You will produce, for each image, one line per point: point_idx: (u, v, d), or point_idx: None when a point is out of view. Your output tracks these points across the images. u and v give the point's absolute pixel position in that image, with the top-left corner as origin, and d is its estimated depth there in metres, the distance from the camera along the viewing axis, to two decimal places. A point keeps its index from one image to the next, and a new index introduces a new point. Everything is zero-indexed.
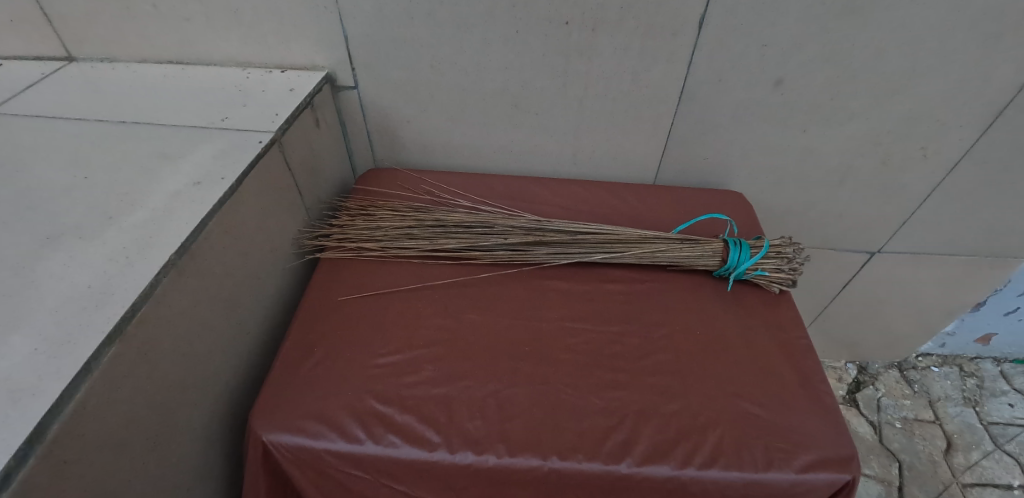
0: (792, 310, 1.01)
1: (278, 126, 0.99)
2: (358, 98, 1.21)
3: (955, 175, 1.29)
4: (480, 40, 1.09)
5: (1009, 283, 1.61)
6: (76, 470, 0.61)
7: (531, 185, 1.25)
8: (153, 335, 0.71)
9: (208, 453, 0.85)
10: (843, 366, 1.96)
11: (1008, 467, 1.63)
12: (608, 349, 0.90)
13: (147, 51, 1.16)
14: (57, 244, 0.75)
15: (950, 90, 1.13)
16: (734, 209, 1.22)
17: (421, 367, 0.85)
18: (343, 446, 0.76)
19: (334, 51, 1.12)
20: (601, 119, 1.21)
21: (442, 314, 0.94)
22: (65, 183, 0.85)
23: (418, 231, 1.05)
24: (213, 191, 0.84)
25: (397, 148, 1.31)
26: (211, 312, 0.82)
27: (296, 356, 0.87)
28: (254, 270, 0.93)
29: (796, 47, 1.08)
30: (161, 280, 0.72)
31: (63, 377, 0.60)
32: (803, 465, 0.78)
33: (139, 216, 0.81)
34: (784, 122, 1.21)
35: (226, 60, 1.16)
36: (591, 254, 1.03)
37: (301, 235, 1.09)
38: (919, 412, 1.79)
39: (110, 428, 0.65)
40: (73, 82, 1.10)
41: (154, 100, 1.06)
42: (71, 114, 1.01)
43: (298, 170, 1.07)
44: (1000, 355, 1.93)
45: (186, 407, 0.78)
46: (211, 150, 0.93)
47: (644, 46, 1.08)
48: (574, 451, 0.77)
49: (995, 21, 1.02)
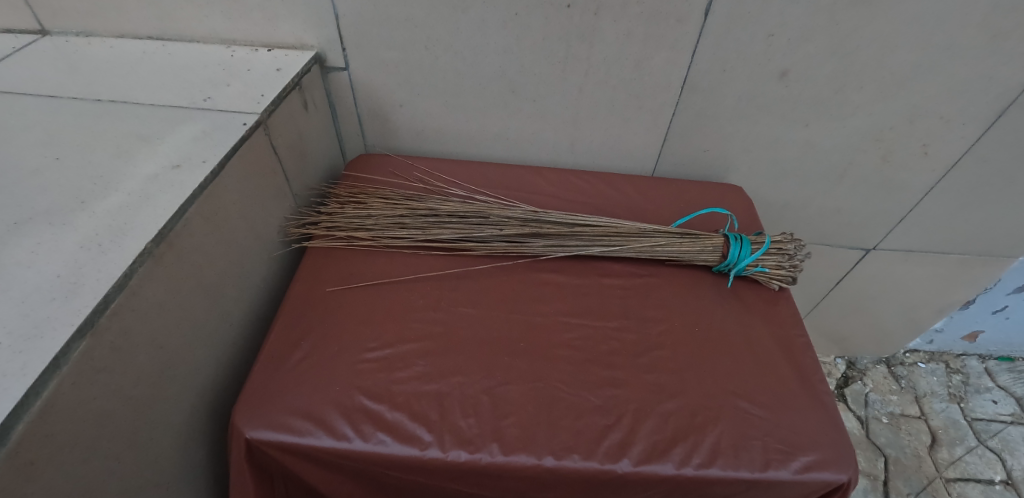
0: (790, 308, 0.99)
1: (264, 107, 0.94)
2: (348, 79, 1.16)
3: (955, 172, 1.28)
4: (479, 21, 1.04)
5: (1001, 281, 1.61)
6: (47, 472, 0.57)
7: (528, 175, 1.21)
8: (128, 328, 0.67)
9: (191, 449, 0.82)
10: (832, 361, 1.98)
11: (990, 462, 1.65)
12: (605, 345, 0.88)
13: (126, 26, 1.09)
14: (24, 229, 0.71)
15: (956, 88, 1.11)
16: (733, 203, 1.20)
17: (412, 362, 0.82)
18: (331, 444, 0.73)
19: (325, 29, 1.07)
20: (600, 108, 1.18)
21: (434, 307, 0.91)
22: (34, 165, 0.80)
23: (410, 220, 1.01)
24: (193, 175, 0.80)
25: (389, 134, 1.26)
26: (191, 303, 0.78)
27: (281, 349, 0.83)
28: (237, 259, 0.89)
29: (804, 37, 1.05)
30: (137, 270, 0.68)
31: (28, 374, 0.56)
32: (802, 466, 0.76)
33: (114, 201, 0.76)
34: (786, 115, 1.19)
35: (210, 36, 1.10)
36: (588, 247, 1.01)
37: (288, 222, 1.05)
38: (906, 408, 1.81)
39: (82, 426, 0.61)
40: (46, 57, 1.04)
41: (133, 78, 1.01)
42: (43, 92, 0.95)
43: (285, 154, 1.02)
44: (986, 353, 1.95)
45: (164, 403, 0.74)
46: (191, 132, 0.88)
47: (648, 33, 1.05)
48: (569, 451, 0.74)
49: (1007, 17, 1.00)
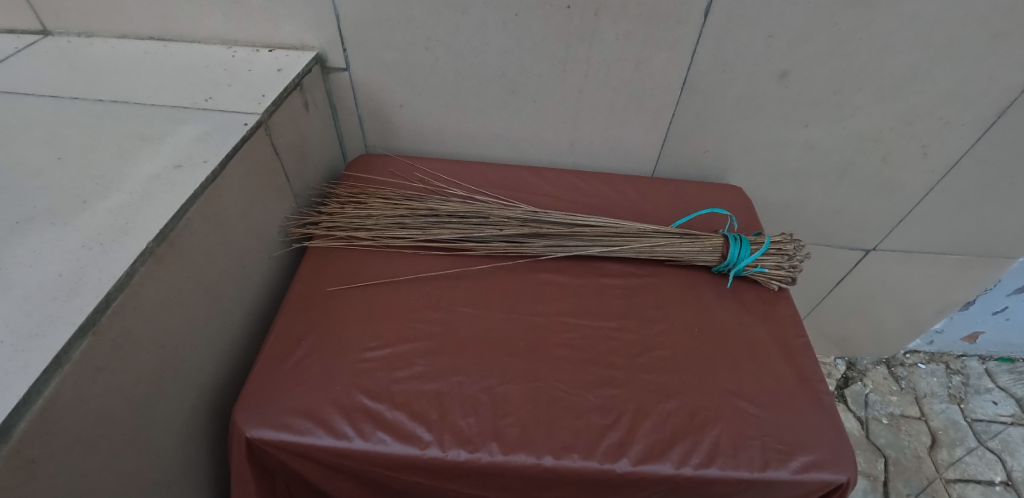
0: (789, 308, 1.00)
1: (265, 108, 0.94)
2: (349, 80, 1.16)
3: (954, 173, 1.28)
4: (479, 22, 1.05)
5: (1001, 282, 1.61)
6: (48, 470, 0.58)
7: (528, 175, 1.21)
8: (130, 327, 0.67)
9: (191, 448, 0.82)
10: (832, 362, 1.98)
11: (990, 463, 1.65)
12: (604, 345, 0.88)
13: (128, 27, 1.10)
14: (26, 229, 0.71)
15: (955, 89, 1.11)
16: (733, 204, 1.20)
17: (412, 362, 0.83)
18: (331, 443, 0.74)
19: (326, 30, 1.07)
20: (600, 108, 1.18)
21: (434, 307, 0.91)
22: (36, 165, 0.80)
23: (410, 220, 1.02)
24: (194, 175, 0.80)
25: (390, 134, 1.27)
26: (192, 303, 0.79)
27: (282, 348, 0.83)
28: (238, 259, 0.89)
29: (804, 38, 1.05)
30: (138, 269, 0.68)
31: (29, 372, 0.56)
32: (801, 466, 0.76)
33: (115, 200, 0.76)
34: (786, 115, 1.19)
35: (211, 36, 1.10)
36: (588, 247, 1.01)
37: (289, 222, 1.06)
38: (906, 409, 1.81)
39: (83, 425, 0.62)
40: (48, 57, 1.04)
41: (135, 78, 1.01)
42: (45, 92, 0.95)
43: (286, 154, 1.02)
44: (986, 353, 1.95)
45: (165, 402, 0.75)
46: (192, 132, 0.88)
47: (647, 34, 1.05)
48: (568, 451, 0.74)
49: (1006, 18, 1.00)
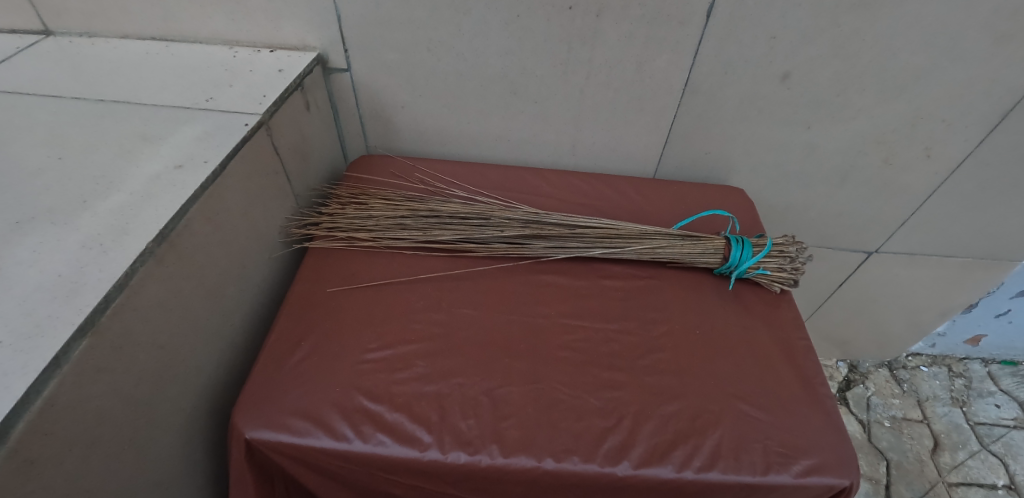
0: (791, 310, 0.99)
1: (265, 108, 0.94)
2: (350, 80, 1.16)
3: (957, 176, 1.28)
4: (480, 22, 1.04)
5: (1003, 285, 1.60)
6: (47, 470, 0.57)
7: (529, 176, 1.21)
8: (129, 327, 0.67)
9: (191, 449, 0.82)
10: (834, 365, 1.97)
11: (993, 467, 1.64)
12: (605, 347, 0.88)
13: (131, 27, 1.10)
14: (26, 229, 0.71)
15: (958, 91, 1.11)
16: (735, 205, 1.20)
17: (413, 363, 0.82)
18: (330, 444, 0.73)
19: (327, 30, 1.07)
20: (602, 109, 1.18)
21: (435, 308, 0.91)
22: (37, 164, 0.80)
23: (411, 221, 1.02)
24: (195, 174, 0.80)
25: (391, 135, 1.27)
26: (192, 303, 0.78)
27: (282, 349, 0.83)
28: (238, 259, 0.89)
29: (806, 40, 1.05)
30: (139, 269, 0.68)
31: (28, 374, 0.56)
32: (803, 469, 0.76)
33: (116, 200, 0.76)
34: (788, 117, 1.19)
35: (212, 37, 1.10)
36: (589, 249, 1.01)
37: (289, 223, 1.06)
38: (908, 412, 1.80)
39: (82, 425, 0.61)
40: (50, 57, 1.04)
41: (136, 78, 1.01)
42: (46, 92, 0.95)
43: (287, 154, 1.02)
44: (989, 356, 1.94)
45: (164, 402, 0.75)
46: (192, 132, 0.88)
47: (649, 35, 1.04)
48: (569, 454, 0.74)
49: (1009, 19, 1.00)
